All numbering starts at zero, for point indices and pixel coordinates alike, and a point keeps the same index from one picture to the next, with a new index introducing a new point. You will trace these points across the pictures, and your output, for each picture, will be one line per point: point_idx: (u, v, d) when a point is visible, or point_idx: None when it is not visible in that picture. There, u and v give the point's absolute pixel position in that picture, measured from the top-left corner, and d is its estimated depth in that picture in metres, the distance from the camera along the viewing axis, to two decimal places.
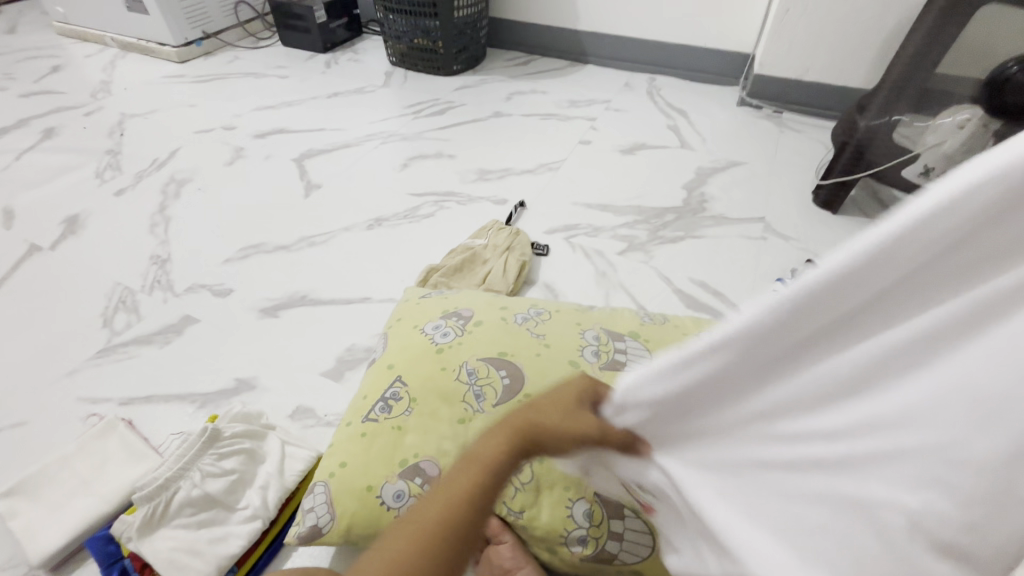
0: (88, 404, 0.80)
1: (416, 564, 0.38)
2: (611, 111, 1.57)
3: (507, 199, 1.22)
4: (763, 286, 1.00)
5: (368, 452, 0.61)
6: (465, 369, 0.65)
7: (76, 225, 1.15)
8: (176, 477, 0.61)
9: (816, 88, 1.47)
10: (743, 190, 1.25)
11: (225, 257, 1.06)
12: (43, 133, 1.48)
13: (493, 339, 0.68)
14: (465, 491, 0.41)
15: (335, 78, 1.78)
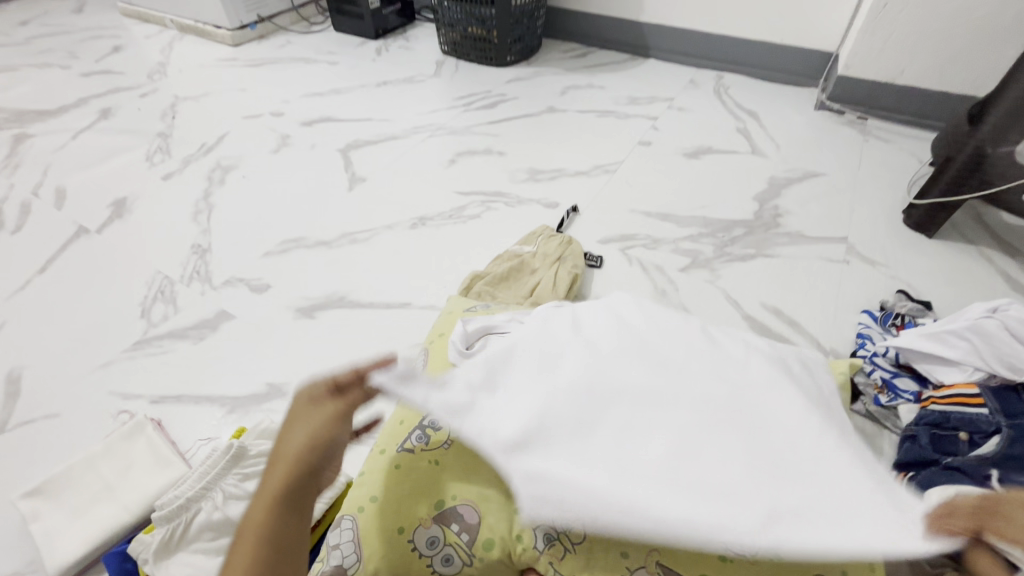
0: (120, 399, 0.78)
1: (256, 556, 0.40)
2: (674, 110, 1.46)
3: (559, 203, 1.14)
4: (846, 318, 0.89)
5: (400, 487, 0.55)
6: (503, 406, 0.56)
7: (122, 209, 1.14)
8: (197, 497, 0.56)
9: (911, 93, 1.32)
10: (823, 205, 1.12)
11: (265, 250, 1.03)
12: (100, 113, 1.50)
13: None
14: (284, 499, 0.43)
15: (385, 66, 1.73)
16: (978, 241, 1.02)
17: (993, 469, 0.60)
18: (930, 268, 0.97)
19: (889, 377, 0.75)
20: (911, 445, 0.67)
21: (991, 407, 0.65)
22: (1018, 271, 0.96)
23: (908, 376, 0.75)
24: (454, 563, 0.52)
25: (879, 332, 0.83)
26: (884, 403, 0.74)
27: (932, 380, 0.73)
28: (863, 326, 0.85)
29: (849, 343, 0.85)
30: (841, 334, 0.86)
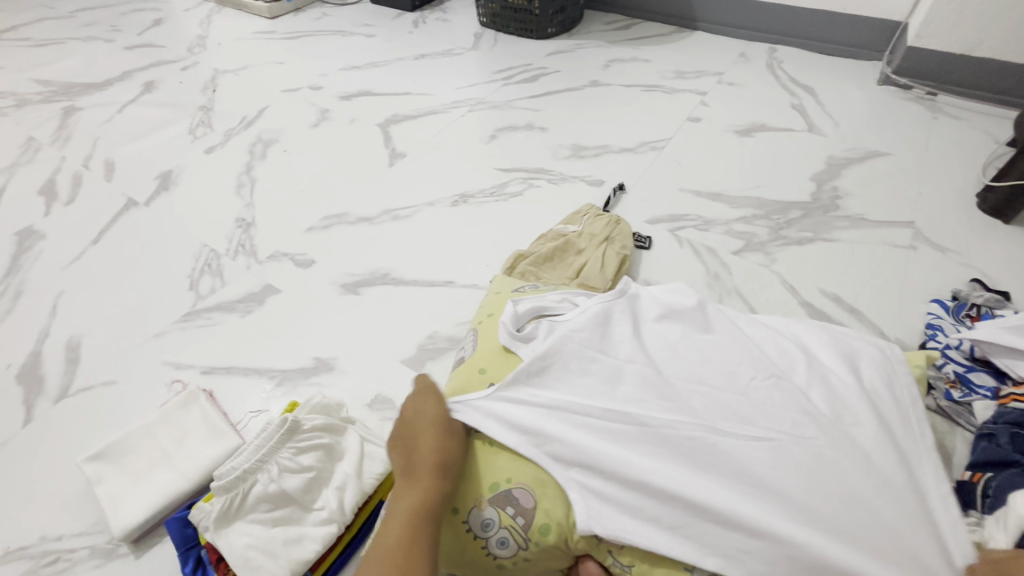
0: (173, 369, 0.79)
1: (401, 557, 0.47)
2: (724, 85, 1.39)
3: (604, 181, 1.10)
4: (913, 308, 0.84)
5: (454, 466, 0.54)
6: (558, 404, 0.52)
7: (168, 181, 1.15)
8: (254, 469, 0.57)
9: (988, 66, 1.22)
10: (887, 187, 1.06)
11: (308, 225, 1.03)
12: (143, 86, 1.51)
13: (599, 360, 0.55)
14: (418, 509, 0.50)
15: (422, 38, 1.69)
16: None
17: None
18: (1007, 256, 0.91)
19: (963, 372, 0.72)
20: (988, 446, 0.62)
21: None
22: None
23: (984, 370, 0.71)
24: (510, 546, 0.51)
25: (951, 323, 0.78)
26: (956, 399, 0.70)
27: (1012, 376, 0.68)
28: (933, 316, 0.80)
29: (915, 334, 0.81)
30: (907, 324, 0.82)
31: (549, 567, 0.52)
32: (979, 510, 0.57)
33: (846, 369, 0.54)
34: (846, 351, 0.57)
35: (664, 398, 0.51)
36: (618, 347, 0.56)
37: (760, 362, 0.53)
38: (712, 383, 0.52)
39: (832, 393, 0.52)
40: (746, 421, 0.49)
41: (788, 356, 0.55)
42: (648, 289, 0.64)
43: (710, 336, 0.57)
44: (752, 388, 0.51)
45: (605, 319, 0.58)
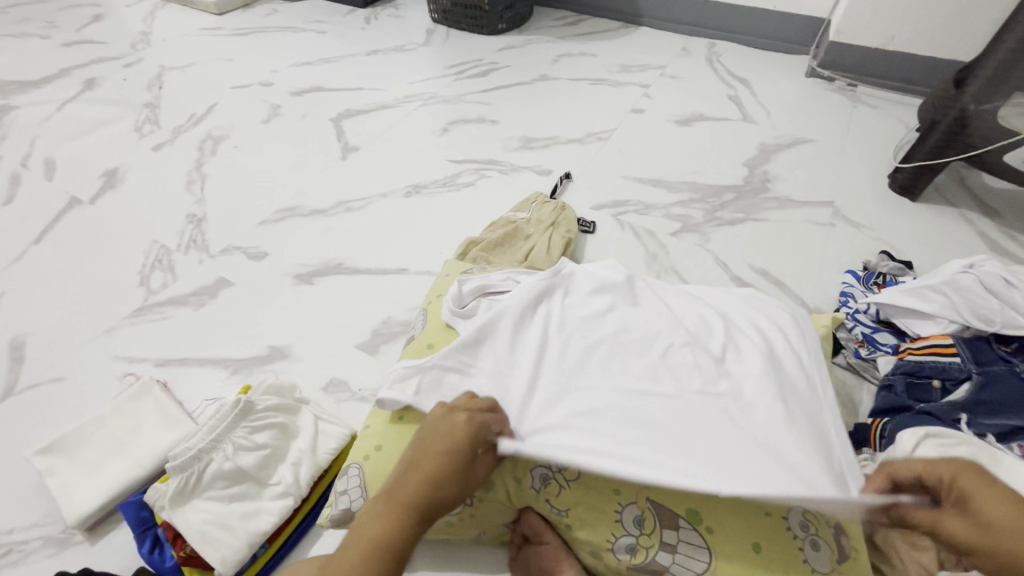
0: (125, 363, 0.79)
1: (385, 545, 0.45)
2: (666, 78, 1.46)
3: (552, 170, 1.15)
4: (831, 278, 0.92)
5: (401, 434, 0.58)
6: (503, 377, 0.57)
7: (114, 179, 1.13)
8: (208, 448, 0.59)
9: (900, 59, 1.33)
10: (810, 170, 1.14)
11: (261, 219, 1.03)
12: (84, 83, 1.47)
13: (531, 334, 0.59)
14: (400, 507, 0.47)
15: (374, 34, 1.70)
16: (959, 203, 1.06)
17: (963, 412, 0.65)
18: (913, 230, 1.00)
19: (870, 332, 0.79)
20: (888, 394, 0.71)
21: (964, 357, 0.68)
22: (995, 231, 1.00)
23: (888, 331, 0.79)
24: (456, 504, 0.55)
25: (861, 290, 0.86)
26: (864, 356, 0.78)
27: (909, 334, 0.76)
28: (847, 285, 0.88)
29: (832, 302, 0.88)
30: (825, 293, 0.89)
31: (495, 521, 0.57)
32: (875, 448, 0.66)
33: (756, 335, 0.60)
34: (760, 320, 0.63)
35: (589, 365, 0.56)
36: (549, 321, 0.60)
37: (679, 332, 0.59)
38: (634, 349, 0.57)
39: (739, 357, 0.58)
40: (664, 381, 0.55)
41: (706, 325, 0.61)
42: (582, 266, 0.67)
43: (638, 306, 0.62)
44: (670, 355, 0.57)
45: (541, 294, 0.62)
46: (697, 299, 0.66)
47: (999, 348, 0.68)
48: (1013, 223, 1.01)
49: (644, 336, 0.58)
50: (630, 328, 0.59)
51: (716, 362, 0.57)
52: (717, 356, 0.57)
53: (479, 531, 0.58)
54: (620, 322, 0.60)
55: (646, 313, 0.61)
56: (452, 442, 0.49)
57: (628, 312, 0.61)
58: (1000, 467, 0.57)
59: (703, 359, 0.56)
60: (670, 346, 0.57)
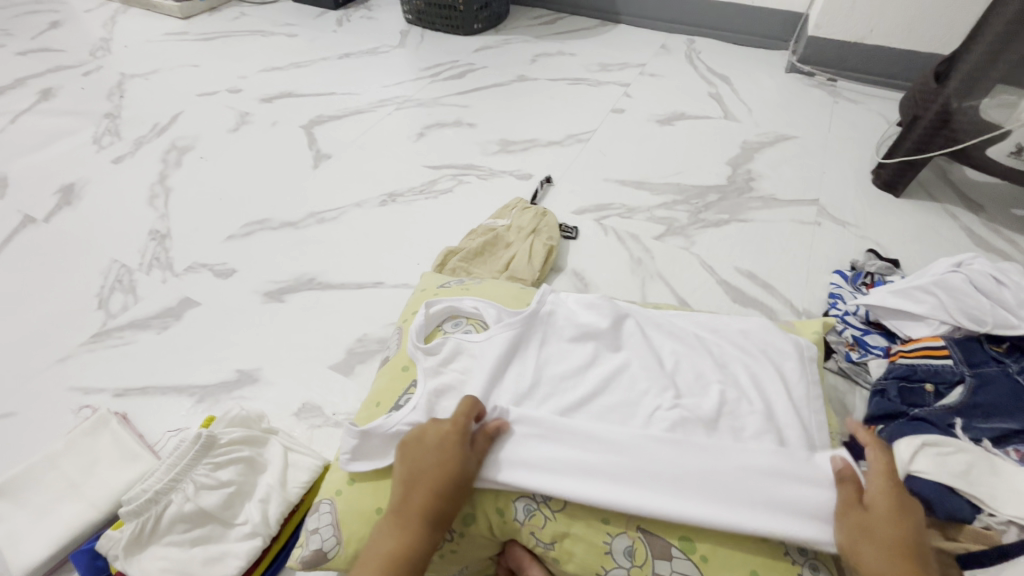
0: (81, 394, 0.74)
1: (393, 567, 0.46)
2: (645, 76, 1.43)
3: (533, 174, 1.11)
4: (819, 279, 0.90)
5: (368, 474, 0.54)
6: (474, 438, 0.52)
7: (71, 195, 1.07)
8: (166, 489, 0.54)
9: (879, 53, 1.32)
10: (794, 167, 1.12)
11: (228, 233, 0.99)
12: (40, 93, 1.40)
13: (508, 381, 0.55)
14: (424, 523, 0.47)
15: (347, 37, 1.65)
16: (943, 198, 1.05)
17: (958, 417, 0.63)
18: (899, 227, 0.99)
19: (860, 335, 0.78)
20: (881, 400, 0.68)
21: (956, 358, 0.66)
22: (980, 226, 0.99)
23: (878, 333, 0.78)
24: None
25: (849, 291, 0.84)
26: (855, 359, 0.76)
27: (899, 335, 0.75)
28: (834, 286, 0.86)
29: (821, 304, 0.86)
30: (813, 294, 0.88)
31: (478, 555, 0.54)
32: None
33: (754, 392, 0.54)
34: (758, 362, 0.57)
35: (559, 440, 0.51)
36: (519, 381, 0.55)
37: (666, 391, 0.53)
38: (611, 418, 0.52)
39: (735, 422, 0.52)
40: (647, 457, 0.49)
41: (698, 373, 0.55)
42: (566, 300, 0.62)
43: (620, 359, 0.57)
44: (655, 421, 0.51)
45: (515, 349, 0.57)
46: (691, 339, 0.60)
47: (991, 348, 0.67)
48: (997, 217, 1.01)
49: (619, 401, 0.53)
50: (608, 391, 0.54)
51: (708, 430, 0.51)
52: (709, 423, 0.51)
53: (462, 566, 0.55)
54: (597, 381, 0.55)
55: (629, 367, 0.56)
56: (448, 456, 0.49)
57: (605, 369, 0.56)
58: (999, 476, 0.56)
59: (692, 428, 0.51)
60: (656, 410, 0.52)
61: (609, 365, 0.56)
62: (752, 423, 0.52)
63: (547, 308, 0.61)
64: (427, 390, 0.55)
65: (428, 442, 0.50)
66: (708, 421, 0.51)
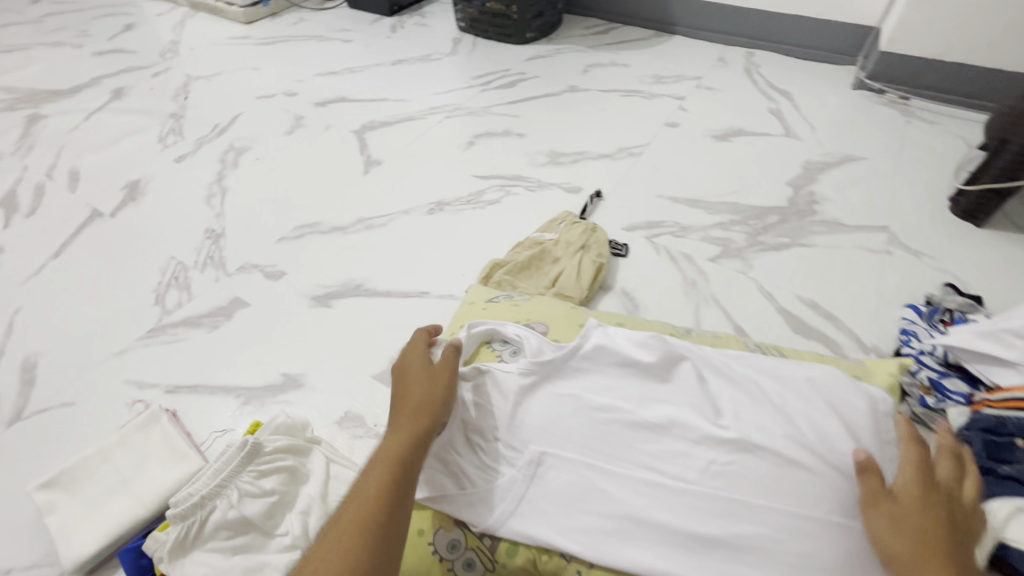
0: (135, 388, 0.76)
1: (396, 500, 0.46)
2: (702, 90, 1.39)
3: (582, 187, 1.09)
4: (888, 313, 0.84)
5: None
6: (519, 480, 0.51)
7: (135, 191, 1.12)
8: (212, 495, 0.54)
9: (959, 70, 1.23)
10: (862, 191, 1.06)
11: (280, 235, 1.00)
12: (112, 93, 1.47)
13: (558, 422, 0.53)
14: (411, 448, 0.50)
15: (400, 43, 1.68)
16: None
17: None
18: (980, 260, 0.91)
19: (936, 378, 0.71)
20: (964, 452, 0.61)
21: None
22: None
23: (958, 377, 0.71)
24: (477, 568, 0.52)
25: (925, 328, 0.78)
26: (931, 405, 0.70)
27: (984, 382, 0.68)
28: (908, 322, 0.80)
29: (891, 340, 0.80)
30: (882, 329, 0.82)
31: None
32: None
33: (822, 451, 0.50)
34: (829, 416, 0.52)
35: (604, 492, 0.50)
36: (559, 424, 0.53)
37: (721, 442, 0.50)
38: (658, 468, 0.50)
39: (800, 485, 0.48)
40: (699, 521, 0.48)
41: (761, 426, 0.51)
42: (615, 333, 0.59)
43: (670, 405, 0.53)
44: (709, 476, 0.49)
45: (552, 390, 0.55)
46: (754, 386, 0.55)
47: None
48: None
49: (670, 452, 0.51)
50: (660, 440, 0.52)
51: (767, 490, 0.48)
52: (768, 484, 0.48)
53: None
54: (646, 430, 0.52)
55: (683, 415, 0.52)
56: (433, 384, 0.55)
57: (654, 416, 0.53)
58: None
59: (749, 488, 0.48)
60: (709, 464, 0.50)
61: (659, 412, 0.53)
62: (816, 487, 0.48)
63: (594, 342, 0.58)
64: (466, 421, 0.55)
65: (417, 374, 0.56)
66: (768, 481, 0.48)
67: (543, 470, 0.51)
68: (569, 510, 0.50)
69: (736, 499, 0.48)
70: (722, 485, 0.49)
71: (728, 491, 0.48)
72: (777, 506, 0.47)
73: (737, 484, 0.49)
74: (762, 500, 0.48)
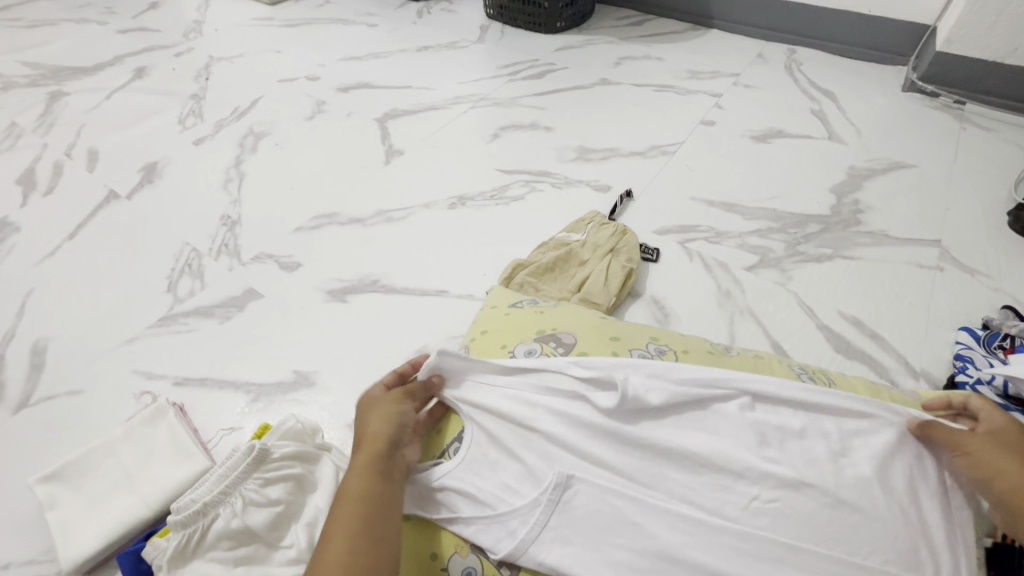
0: (143, 379, 0.74)
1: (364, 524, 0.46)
2: (740, 87, 1.32)
3: (611, 186, 1.04)
4: (941, 335, 0.78)
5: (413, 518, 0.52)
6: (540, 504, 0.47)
7: (153, 174, 1.10)
8: (216, 501, 0.51)
9: (1022, 75, 1.15)
10: (912, 201, 0.99)
11: (297, 225, 0.97)
12: (135, 72, 1.45)
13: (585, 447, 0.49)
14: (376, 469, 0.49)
15: (426, 29, 1.63)
16: None
17: None
18: None
19: None
20: None
21: None
22: None
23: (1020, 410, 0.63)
24: None
25: (981, 354, 0.72)
26: None
27: None
28: (963, 347, 0.74)
29: (943, 366, 0.74)
30: (933, 353, 0.76)
31: None
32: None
33: (881, 492, 0.45)
34: (889, 454, 0.47)
35: (637, 525, 0.45)
36: (588, 446, 0.49)
37: (765, 476, 0.46)
38: (695, 500, 0.46)
39: (854, 531, 0.44)
40: (740, 563, 0.43)
41: (810, 459, 0.46)
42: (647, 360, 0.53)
43: (711, 431, 0.49)
44: (751, 514, 0.45)
45: (577, 414, 0.51)
46: (805, 413, 0.50)
47: None
48: None
49: (708, 483, 0.47)
50: (697, 469, 0.47)
51: (816, 534, 0.44)
52: (817, 527, 0.44)
53: None
54: (683, 459, 0.48)
55: (723, 442, 0.48)
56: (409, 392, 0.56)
57: (692, 443, 0.48)
58: None
59: (795, 531, 0.44)
60: (753, 500, 0.45)
61: (697, 437, 0.48)
62: (871, 534, 0.43)
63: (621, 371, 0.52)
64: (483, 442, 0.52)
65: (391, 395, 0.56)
66: (818, 524, 0.44)
67: (568, 497, 0.47)
68: (594, 543, 0.46)
69: (782, 541, 0.43)
70: (766, 525, 0.44)
71: (772, 531, 0.44)
72: (828, 552, 0.43)
73: (782, 523, 0.44)
74: (811, 545, 0.43)
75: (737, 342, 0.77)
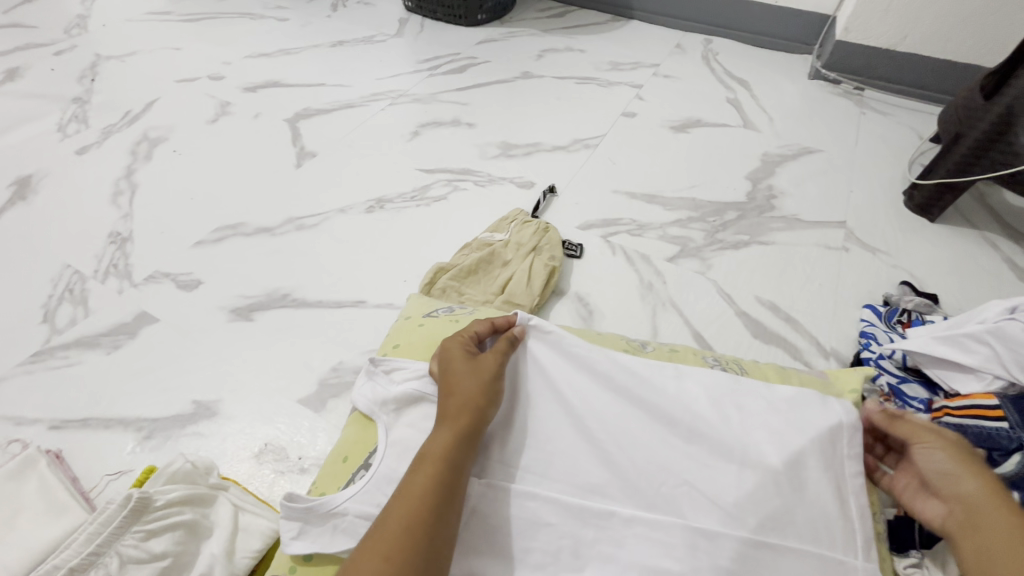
0: (12, 426, 0.65)
1: (410, 547, 0.36)
2: (659, 77, 1.34)
3: (534, 182, 1.02)
4: (847, 313, 0.81)
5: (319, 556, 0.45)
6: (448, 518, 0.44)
7: (25, 189, 0.97)
8: (84, 566, 0.45)
9: (911, 61, 1.22)
10: (819, 185, 1.03)
11: (197, 239, 0.89)
12: (5, 73, 1.29)
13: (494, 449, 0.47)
14: (444, 474, 0.41)
15: (341, 22, 1.55)
16: (980, 224, 0.97)
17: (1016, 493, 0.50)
18: (934, 256, 0.90)
19: (896, 384, 0.67)
20: None
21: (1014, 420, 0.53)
22: None
23: (916, 381, 0.67)
24: None
25: (883, 330, 0.75)
26: None
27: (943, 388, 0.64)
28: (867, 323, 0.77)
29: (851, 343, 0.78)
30: (841, 330, 0.79)
31: None
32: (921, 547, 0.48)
33: (783, 465, 0.45)
34: (795, 428, 0.47)
35: (551, 527, 0.43)
36: (495, 447, 0.47)
37: (674, 464, 0.45)
38: (606, 493, 0.44)
39: (760, 504, 0.43)
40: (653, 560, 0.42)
41: (714, 441, 0.47)
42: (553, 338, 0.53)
43: (622, 423, 0.48)
44: (661, 500, 0.44)
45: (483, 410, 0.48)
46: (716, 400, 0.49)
47: None
48: None
49: (617, 473, 0.45)
50: (607, 461, 0.46)
51: (724, 516, 0.43)
52: (725, 509, 0.43)
53: None
54: (591, 451, 0.46)
55: (631, 432, 0.47)
56: (483, 374, 0.47)
57: (602, 440, 0.47)
58: None
59: (704, 514, 0.43)
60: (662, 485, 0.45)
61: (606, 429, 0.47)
62: (774, 508, 0.43)
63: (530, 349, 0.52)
64: (389, 452, 0.48)
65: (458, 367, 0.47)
66: (725, 504, 0.43)
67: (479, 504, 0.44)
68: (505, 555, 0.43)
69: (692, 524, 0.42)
70: (676, 510, 0.43)
71: (681, 517, 0.43)
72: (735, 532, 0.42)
73: (693, 507, 0.43)
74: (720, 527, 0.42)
75: (659, 335, 0.77)
